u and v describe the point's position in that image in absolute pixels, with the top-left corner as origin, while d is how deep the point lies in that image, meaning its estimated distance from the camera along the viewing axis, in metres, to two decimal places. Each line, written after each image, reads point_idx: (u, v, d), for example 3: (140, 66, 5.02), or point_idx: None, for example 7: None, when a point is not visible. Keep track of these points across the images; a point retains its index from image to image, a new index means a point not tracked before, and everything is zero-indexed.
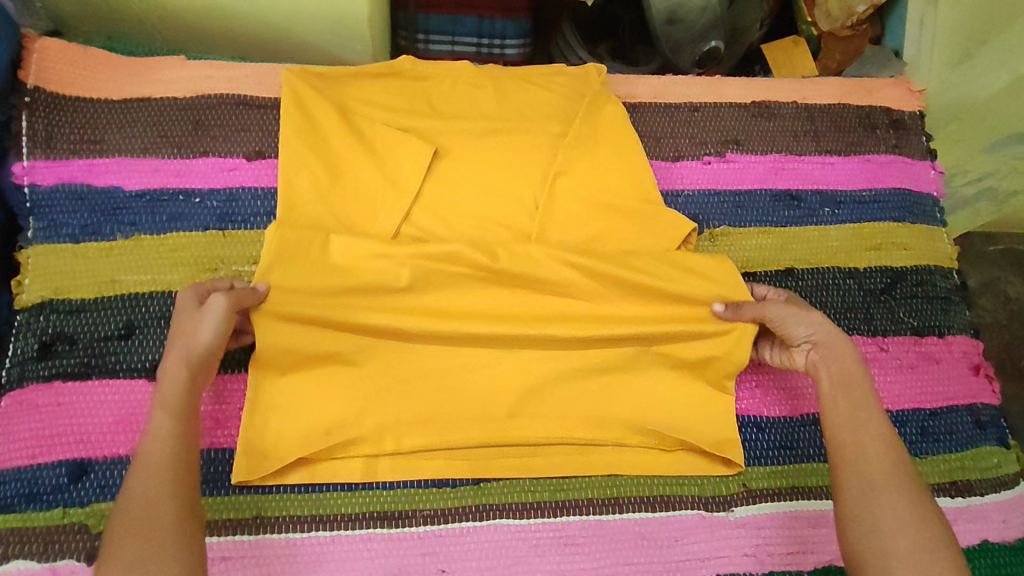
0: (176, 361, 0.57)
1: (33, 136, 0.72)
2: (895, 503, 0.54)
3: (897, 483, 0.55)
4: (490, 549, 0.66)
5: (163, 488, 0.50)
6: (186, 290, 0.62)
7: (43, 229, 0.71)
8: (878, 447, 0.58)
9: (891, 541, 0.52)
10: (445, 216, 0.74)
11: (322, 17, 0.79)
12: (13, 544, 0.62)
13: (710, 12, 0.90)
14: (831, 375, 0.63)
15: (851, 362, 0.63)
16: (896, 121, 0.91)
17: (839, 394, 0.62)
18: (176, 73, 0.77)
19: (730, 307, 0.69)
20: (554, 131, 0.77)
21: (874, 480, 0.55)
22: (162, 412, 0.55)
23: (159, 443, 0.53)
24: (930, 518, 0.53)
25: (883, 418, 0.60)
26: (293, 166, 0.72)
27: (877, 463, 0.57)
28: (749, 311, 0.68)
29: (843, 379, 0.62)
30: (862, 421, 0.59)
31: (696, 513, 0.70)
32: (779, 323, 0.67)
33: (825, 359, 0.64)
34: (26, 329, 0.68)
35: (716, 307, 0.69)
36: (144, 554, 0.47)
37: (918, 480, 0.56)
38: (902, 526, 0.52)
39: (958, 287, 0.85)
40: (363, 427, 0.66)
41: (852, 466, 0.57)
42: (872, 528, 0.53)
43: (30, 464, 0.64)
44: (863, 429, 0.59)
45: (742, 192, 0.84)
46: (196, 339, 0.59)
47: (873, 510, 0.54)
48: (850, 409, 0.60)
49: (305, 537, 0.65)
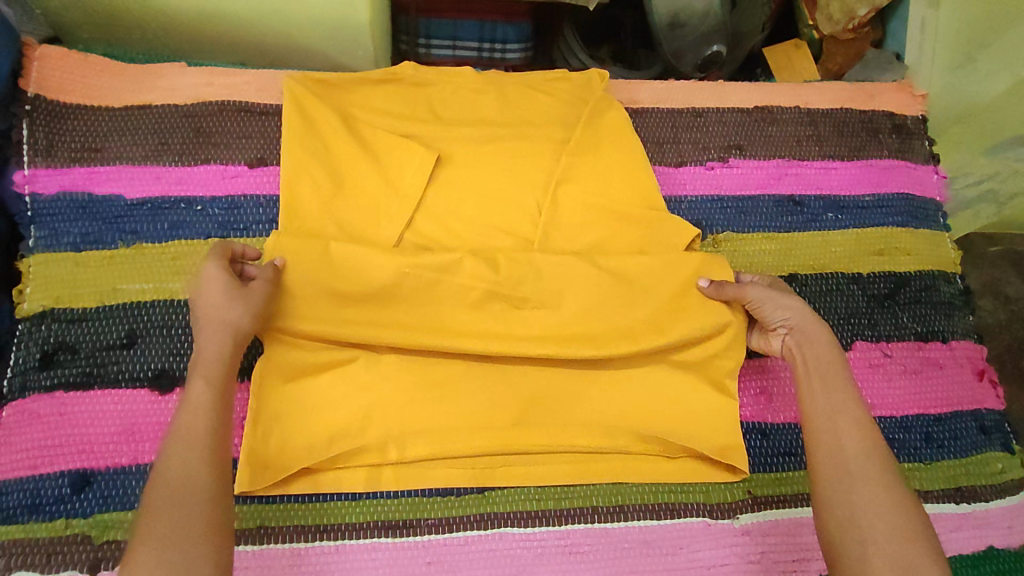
0: (219, 338, 0.57)
1: (34, 144, 0.72)
2: (871, 491, 0.53)
3: (873, 470, 0.55)
4: (495, 558, 0.66)
5: (201, 464, 0.50)
6: (214, 263, 0.61)
7: (44, 238, 0.71)
8: (855, 433, 0.57)
9: (868, 529, 0.52)
10: (447, 223, 0.73)
11: (323, 24, 0.79)
12: (16, 555, 0.62)
13: (711, 18, 0.90)
14: (807, 359, 0.63)
15: (828, 346, 0.63)
16: (899, 125, 0.91)
17: (816, 378, 0.62)
18: (177, 81, 0.77)
19: (714, 284, 0.69)
20: (556, 138, 0.77)
21: (851, 466, 0.55)
22: (202, 383, 0.55)
23: (196, 417, 0.53)
24: (907, 506, 0.53)
25: (859, 402, 0.59)
26: (295, 174, 0.72)
27: (852, 450, 0.56)
28: (730, 291, 0.68)
29: (818, 364, 0.62)
30: (839, 405, 0.59)
31: (702, 521, 0.69)
32: (757, 306, 0.67)
33: (801, 343, 0.65)
34: (27, 339, 0.68)
35: (701, 281, 0.70)
36: (178, 530, 0.46)
37: (894, 466, 0.55)
38: (879, 514, 0.52)
39: (961, 292, 0.85)
40: (367, 436, 0.66)
41: (828, 454, 0.57)
42: (848, 517, 0.53)
43: (33, 474, 0.64)
44: (840, 414, 0.58)
45: (744, 198, 0.83)
46: (242, 317, 0.59)
47: (849, 499, 0.54)
48: (826, 393, 0.60)
49: (309, 547, 0.65)
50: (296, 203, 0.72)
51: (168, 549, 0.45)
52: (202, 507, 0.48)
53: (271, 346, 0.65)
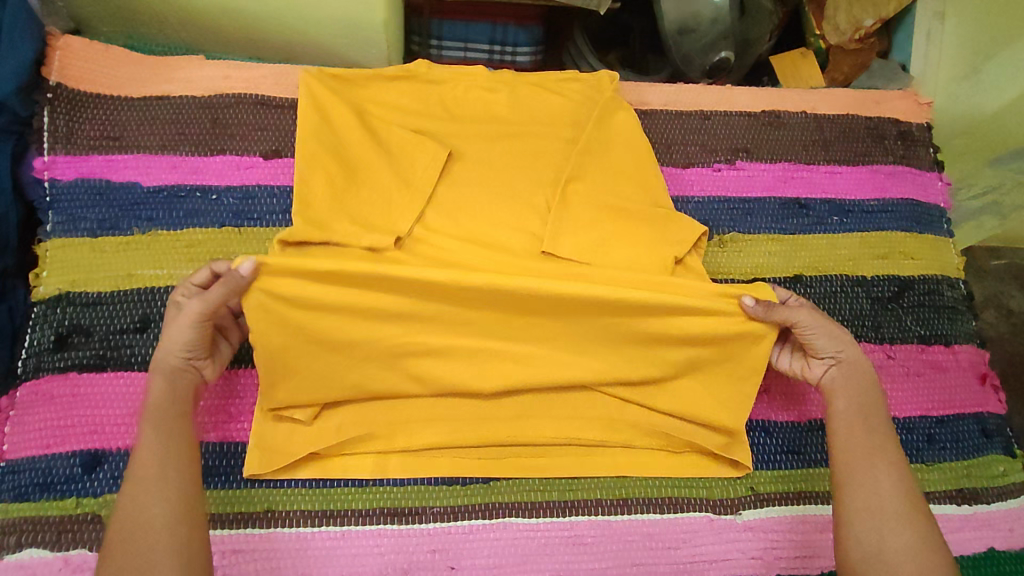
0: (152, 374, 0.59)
1: (54, 131, 0.73)
2: (902, 531, 0.54)
3: (906, 512, 0.55)
4: (499, 547, 0.67)
5: (161, 486, 0.52)
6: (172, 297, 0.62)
7: (62, 223, 0.72)
8: (890, 472, 0.57)
9: (897, 568, 0.53)
10: (456, 216, 0.73)
11: (338, 20, 0.80)
12: (27, 532, 0.62)
13: (721, 24, 0.91)
14: (849, 394, 0.63)
15: (869, 381, 0.63)
16: (904, 133, 0.91)
17: (854, 414, 0.61)
18: (196, 73, 0.79)
19: (761, 304, 0.64)
20: (566, 137, 0.79)
21: (884, 505, 0.55)
22: (151, 427, 0.55)
23: (149, 458, 0.54)
24: (932, 549, 0.54)
25: (895, 444, 0.59)
26: (309, 167, 0.72)
27: (886, 489, 0.56)
28: (782, 313, 0.63)
29: (858, 403, 0.62)
30: (877, 444, 0.59)
31: (705, 515, 0.70)
32: (808, 332, 0.64)
33: (846, 375, 0.63)
34: (43, 321, 0.69)
35: (745, 300, 0.64)
36: (147, 550, 0.49)
37: (926, 512, 0.56)
38: (908, 556, 0.53)
39: (965, 297, 0.85)
40: (375, 424, 0.67)
41: (863, 489, 0.57)
42: (876, 552, 0.54)
43: (45, 454, 0.65)
44: (878, 455, 0.58)
45: (752, 200, 0.84)
46: (169, 355, 0.59)
47: (880, 535, 0.54)
48: (864, 431, 0.60)
49: (315, 532, 0.65)
50: (310, 194, 0.71)
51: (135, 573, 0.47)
52: (165, 536, 0.50)
53: None
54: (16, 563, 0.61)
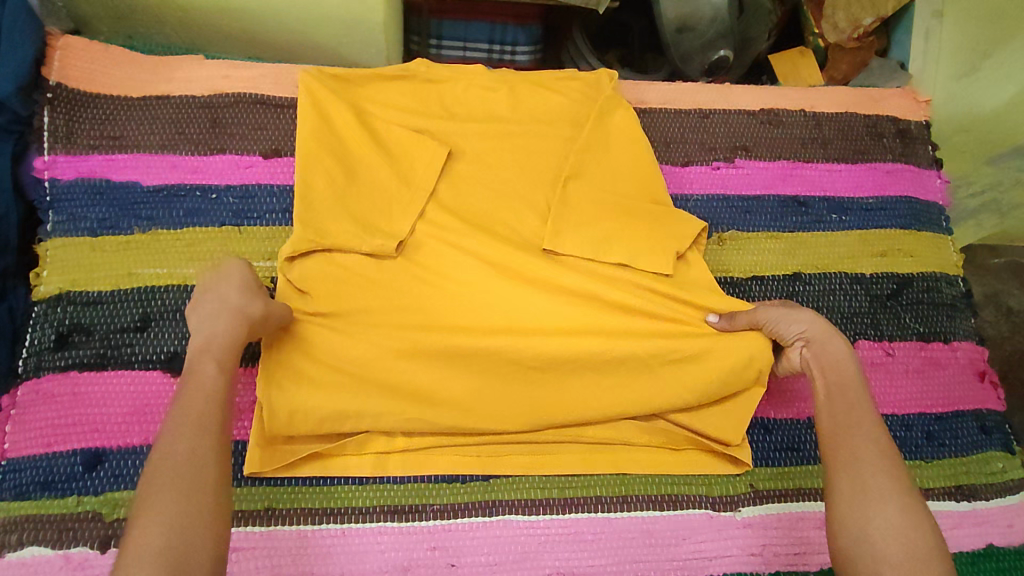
0: (229, 322, 0.59)
1: (54, 131, 0.73)
2: (887, 506, 0.52)
3: (889, 487, 0.53)
4: (500, 544, 0.67)
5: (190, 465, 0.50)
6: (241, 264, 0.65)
7: (62, 222, 0.72)
8: (872, 449, 0.56)
9: (881, 544, 0.50)
10: (455, 215, 0.73)
11: (338, 19, 0.80)
12: (28, 531, 0.63)
13: (720, 23, 0.90)
14: (827, 374, 0.61)
15: (846, 358, 0.62)
16: (903, 130, 0.92)
17: (835, 394, 0.60)
18: (196, 72, 0.79)
19: (725, 318, 0.69)
20: (566, 135, 0.79)
21: (865, 482, 0.54)
22: (187, 392, 0.54)
23: (181, 422, 0.52)
24: (920, 523, 0.51)
25: (877, 421, 0.57)
26: (308, 166, 0.72)
27: (869, 466, 0.54)
28: (743, 318, 0.68)
29: (837, 381, 0.60)
30: (856, 423, 0.57)
31: (704, 513, 0.70)
32: (770, 325, 0.66)
33: (819, 356, 0.63)
34: (43, 320, 0.69)
35: (711, 318, 0.70)
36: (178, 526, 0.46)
37: (912, 486, 0.53)
38: (892, 530, 0.51)
39: (963, 295, 0.85)
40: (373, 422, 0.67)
41: (845, 469, 0.55)
42: (861, 531, 0.52)
43: (46, 452, 0.65)
44: (857, 432, 0.57)
45: (750, 198, 0.85)
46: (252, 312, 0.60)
47: (863, 514, 0.52)
48: (845, 411, 0.58)
49: (316, 530, 0.65)
50: (309, 193, 0.71)
51: (171, 533, 0.45)
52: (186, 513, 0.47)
53: (265, 362, 0.66)
54: (17, 562, 0.62)
